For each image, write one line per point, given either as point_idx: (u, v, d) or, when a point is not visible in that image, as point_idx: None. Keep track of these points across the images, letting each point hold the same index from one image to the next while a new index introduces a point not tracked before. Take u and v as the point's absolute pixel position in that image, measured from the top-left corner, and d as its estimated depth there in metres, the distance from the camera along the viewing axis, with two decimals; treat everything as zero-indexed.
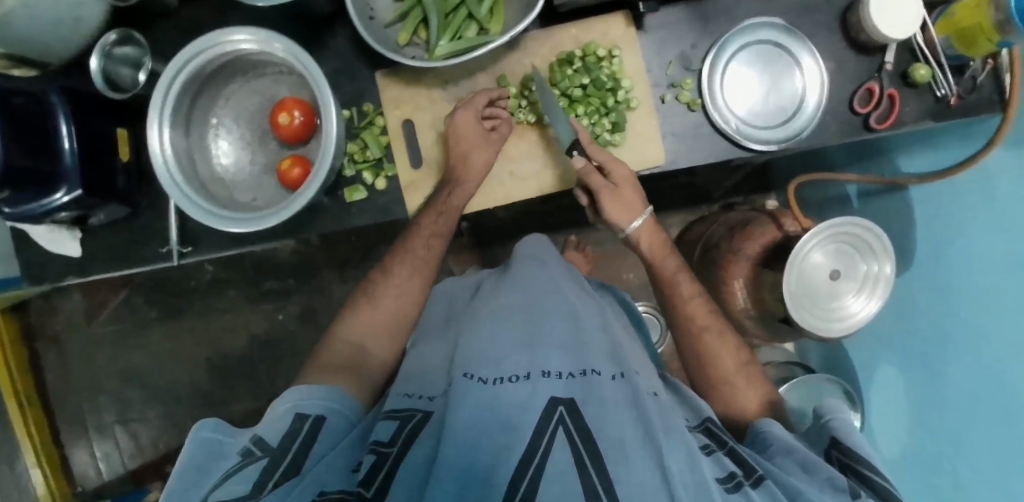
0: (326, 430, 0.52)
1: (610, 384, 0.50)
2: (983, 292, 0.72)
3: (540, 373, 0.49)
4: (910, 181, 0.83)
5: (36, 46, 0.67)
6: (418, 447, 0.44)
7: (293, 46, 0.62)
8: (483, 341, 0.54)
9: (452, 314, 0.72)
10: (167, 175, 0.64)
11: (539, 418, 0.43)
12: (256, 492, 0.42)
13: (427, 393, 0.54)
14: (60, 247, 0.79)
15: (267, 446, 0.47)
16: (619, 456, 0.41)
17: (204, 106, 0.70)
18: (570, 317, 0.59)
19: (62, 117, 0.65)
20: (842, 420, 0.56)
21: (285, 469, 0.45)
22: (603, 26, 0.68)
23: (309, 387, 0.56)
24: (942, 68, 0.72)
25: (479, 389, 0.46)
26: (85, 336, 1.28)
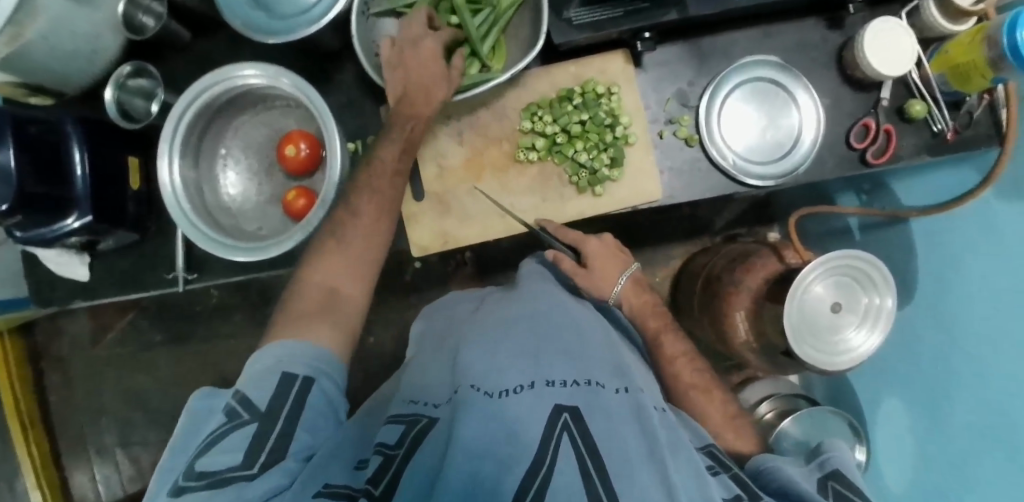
0: (315, 395, 0.49)
1: (614, 398, 0.47)
2: (987, 304, 0.72)
3: (544, 382, 0.47)
4: (910, 213, 0.83)
5: (54, 75, 0.70)
6: (423, 451, 0.42)
7: (299, 81, 0.64)
8: (486, 353, 0.53)
9: (452, 324, 0.70)
10: (175, 205, 0.66)
11: (544, 426, 0.41)
12: (247, 465, 0.41)
13: (433, 399, 0.52)
14: (69, 271, 0.79)
15: (256, 410, 0.46)
16: (625, 472, 0.38)
17: (213, 138, 0.72)
18: (576, 332, 0.58)
19: (76, 146, 0.67)
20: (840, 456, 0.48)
21: (276, 438, 0.44)
22: (603, 63, 0.69)
23: (296, 342, 0.52)
24: (937, 104, 0.72)
25: (485, 401, 0.44)
26: (91, 357, 1.29)
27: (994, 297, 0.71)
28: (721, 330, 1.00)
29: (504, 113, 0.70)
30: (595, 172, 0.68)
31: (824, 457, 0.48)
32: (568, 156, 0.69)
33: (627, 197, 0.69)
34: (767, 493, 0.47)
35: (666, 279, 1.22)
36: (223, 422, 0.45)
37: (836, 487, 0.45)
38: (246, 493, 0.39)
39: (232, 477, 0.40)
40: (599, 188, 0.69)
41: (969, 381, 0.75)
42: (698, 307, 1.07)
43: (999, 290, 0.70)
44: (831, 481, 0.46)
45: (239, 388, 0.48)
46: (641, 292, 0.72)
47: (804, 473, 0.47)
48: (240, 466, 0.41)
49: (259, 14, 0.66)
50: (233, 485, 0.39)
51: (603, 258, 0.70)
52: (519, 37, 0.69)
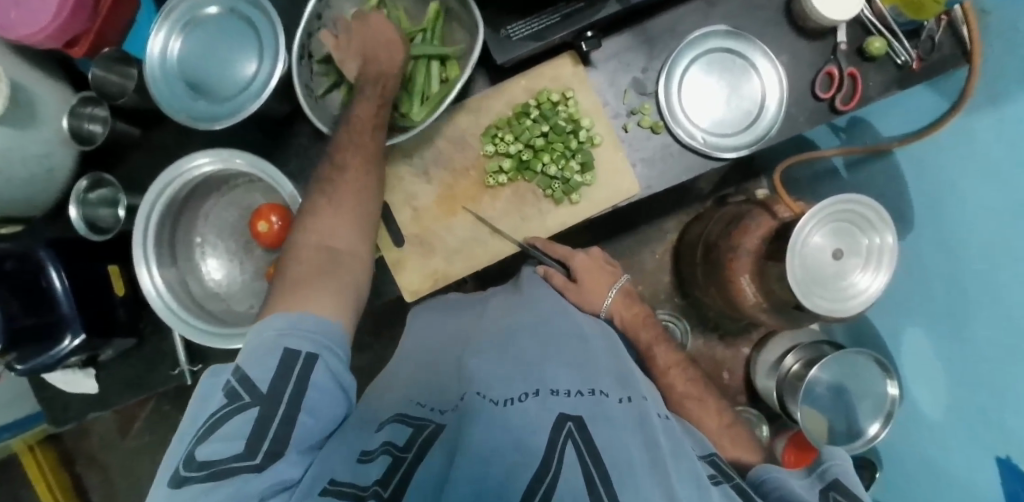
0: (318, 373, 0.48)
1: (619, 407, 0.47)
2: (987, 222, 0.72)
3: (549, 391, 0.47)
4: (891, 145, 0.82)
5: (16, 203, 0.70)
6: (432, 457, 0.42)
7: (254, 158, 0.64)
8: (485, 367, 0.52)
9: (452, 322, 0.69)
10: (163, 306, 0.66)
11: (548, 433, 0.41)
12: (251, 453, 0.41)
13: (441, 405, 0.51)
14: (78, 387, 0.80)
15: (256, 392, 0.45)
16: (629, 481, 0.38)
17: (185, 228, 0.72)
18: (579, 342, 0.58)
19: (53, 269, 0.67)
20: (842, 468, 0.49)
21: (279, 423, 0.44)
22: (553, 71, 0.68)
23: (297, 314, 0.51)
24: (896, 36, 0.71)
25: (489, 410, 0.45)
26: (122, 450, 1.29)
27: (995, 215, 0.70)
28: (730, 297, 0.99)
29: (465, 142, 0.69)
30: (567, 181, 0.68)
31: (824, 467, 0.49)
32: (537, 171, 0.68)
33: (606, 199, 0.68)
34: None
35: (666, 254, 1.21)
36: (223, 403, 0.45)
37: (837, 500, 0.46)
38: (251, 486, 0.39)
39: (237, 466, 0.40)
40: (576, 196, 0.68)
41: (985, 300, 0.75)
42: (702, 277, 1.06)
43: (999, 207, 0.69)
44: (831, 492, 0.46)
45: (240, 364, 0.47)
46: (629, 301, 0.73)
47: (806, 485, 0.47)
48: (245, 455, 0.41)
49: (202, 103, 0.67)
50: (236, 478, 0.39)
51: (593, 273, 0.71)
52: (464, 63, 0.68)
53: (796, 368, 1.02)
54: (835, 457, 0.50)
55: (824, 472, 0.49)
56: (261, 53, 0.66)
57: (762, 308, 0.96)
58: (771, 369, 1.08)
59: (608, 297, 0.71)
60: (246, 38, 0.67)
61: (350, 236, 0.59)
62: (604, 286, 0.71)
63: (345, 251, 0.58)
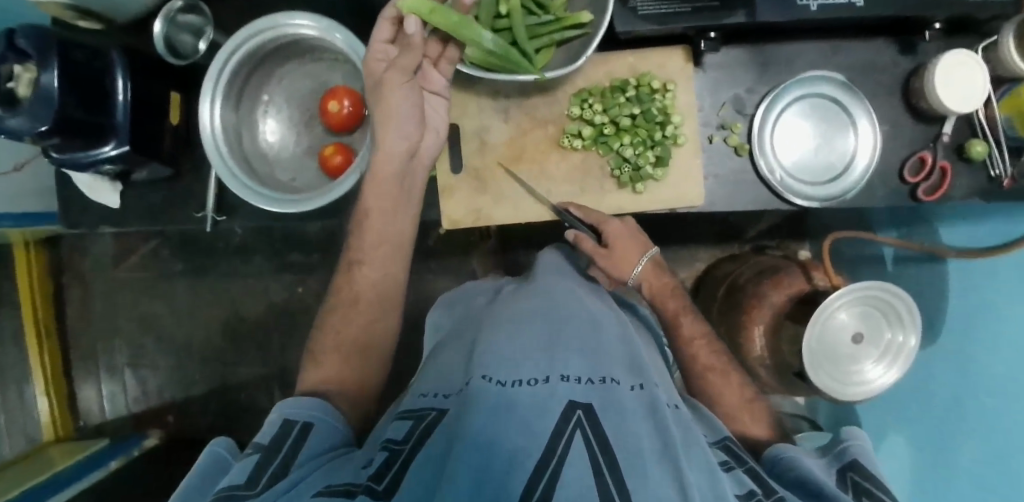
0: (314, 435, 0.49)
1: (630, 394, 0.47)
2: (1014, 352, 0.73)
3: (559, 377, 0.46)
4: (950, 253, 0.82)
5: (105, 0, 0.69)
6: (430, 443, 0.42)
7: (352, 39, 0.63)
8: (502, 343, 0.52)
9: (469, 313, 0.70)
10: (224, 169, 0.65)
11: (557, 421, 0.41)
12: (250, 483, 0.41)
13: (443, 390, 0.52)
14: (99, 196, 0.79)
15: (258, 444, 0.46)
16: (637, 468, 0.37)
17: (257, 82, 0.71)
18: (593, 326, 0.57)
19: (120, 74, 0.67)
20: (861, 446, 0.50)
21: (279, 463, 0.44)
22: (661, 59, 0.68)
23: (296, 401, 0.53)
24: (999, 148, 0.70)
25: (497, 390, 0.44)
26: (110, 277, 1.30)
27: None
28: (737, 342, 0.99)
29: (554, 96, 0.68)
30: (638, 170, 0.66)
31: (845, 447, 0.50)
32: (613, 149, 0.67)
33: (667, 199, 0.68)
34: (783, 482, 0.48)
35: (688, 281, 1.20)
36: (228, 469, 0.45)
37: (854, 479, 0.46)
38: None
39: (235, 494, 0.40)
40: (640, 186, 0.67)
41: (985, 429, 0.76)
42: (717, 314, 1.06)
43: None
44: (848, 472, 0.47)
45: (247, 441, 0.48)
46: (659, 270, 0.68)
47: (823, 466, 0.49)
48: (244, 487, 0.41)
49: None
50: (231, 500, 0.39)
51: (626, 241, 0.66)
52: (571, 43, 0.67)
53: None
54: (856, 437, 0.51)
55: (842, 453, 0.50)
56: None
57: (764, 363, 0.96)
58: None
59: (637, 267, 0.66)
60: None
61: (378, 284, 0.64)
62: (635, 258, 0.66)
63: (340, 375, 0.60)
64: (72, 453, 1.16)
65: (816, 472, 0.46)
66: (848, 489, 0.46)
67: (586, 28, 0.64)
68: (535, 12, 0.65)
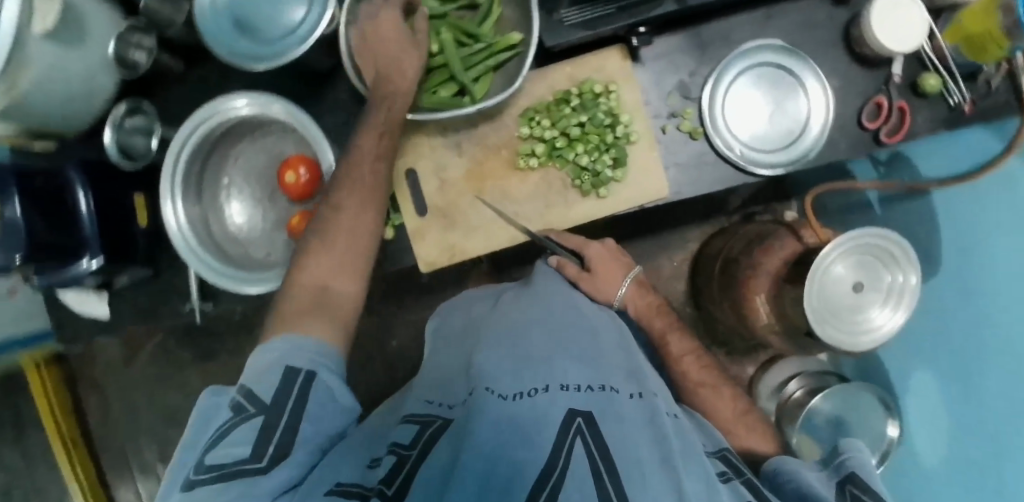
0: (318, 388, 0.48)
1: (630, 402, 0.47)
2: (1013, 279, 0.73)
3: (559, 386, 0.46)
4: (931, 185, 0.81)
5: (55, 122, 0.71)
6: (438, 449, 0.42)
7: (292, 108, 0.64)
8: (496, 356, 0.52)
9: (467, 321, 0.69)
10: (202, 264, 0.66)
11: (557, 431, 0.40)
12: (257, 457, 0.41)
13: (448, 400, 0.52)
14: (90, 310, 0.82)
15: (259, 402, 0.45)
16: (637, 475, 0.37)
17: (215, 166, 0.72)
18: (592, 334, 0.58)
19: (79, 187, 0.69)
20: (861, 460, 0.47)
21: (283, 431, 0.43)
22: (599, 62, 0.68)
23: (296, 337, 0.51)
24: (953, 76, 0.69)
25: (498, 404, 0.44)
26: (124, 378, 1.32)
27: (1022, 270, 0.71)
28: (743, 315, 0.98)
29: (503, 122, 0.69)
30: (598, 175, 0.66)
31: (841, 460, 0.48)
32: (569, 160, 0.67)
33: (633, 198, 0.68)
34: (781, 495, 0.47)
35: (684, 263, 1.20)
36: (227, 417, 0.44)
37: (851, 494, 0.44)
38: (260, 487, 0.39)
39: (243, 469, 0.40)
40: (604, 190, 0.67)
41: (1003, 357, 0.74)
42: (718, 290, 1.05)
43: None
44: (847, 486, 0.45)
45: (243, 384, 0.47)
46: (641, 290, 0.73)
47: (822, 480, 0.47)
48: (252, 461, 0.40)
49: (245, 42, 0.66)
50: (243, 480, 0.39)
51: (609, 264, 0.71)
52: (507, 66, 0.67)
53: (798, 395, 1.01)
54: (856, 451, 0.48)
55: (841, 466, 0.47)
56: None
57: (773, 330, 0.95)
58: (773, 392, 1.07)
59: (621, 288, 0.70)
60: None
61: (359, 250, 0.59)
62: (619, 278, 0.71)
63: (340, 294, 0.58)
64: None
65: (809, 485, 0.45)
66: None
67: (518, 47, 0.65)
68: (467, 44, 0.66)
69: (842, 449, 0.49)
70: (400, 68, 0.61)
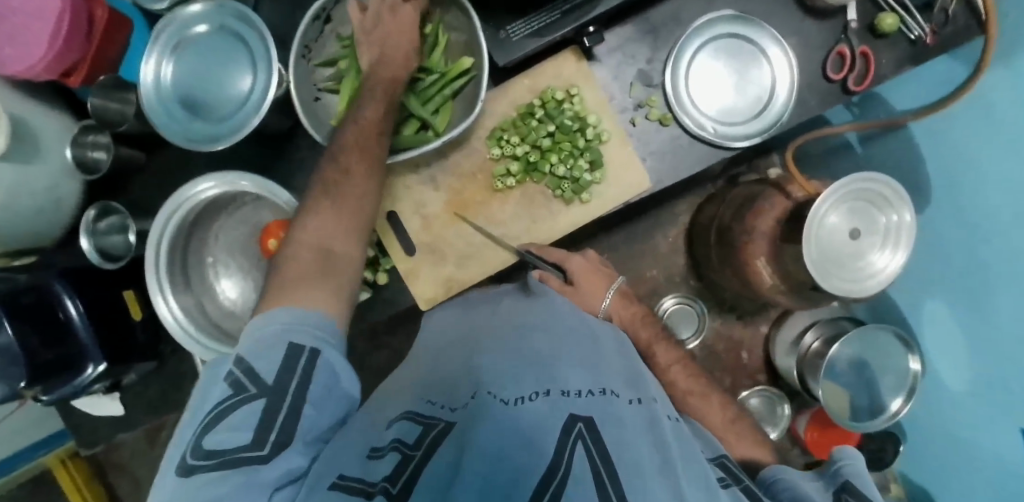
0: (322, 368, 0.46)
1: (629, 407, 0.46)
2: (1001, 198, 0.73)
3: (560, 391, 0.45)
4: (908, 119, 0.81)
5: (28, 236, 0.70)
6: (444, 447, 0.40)
7: (260, 180, 0.63)
8: (499, 365, 0.51)
9: (464, 310, 0.66)
10: (193, 341, 0.66)
11: (559, 433, 0.39)
12: (258, 444, 0.39)
13: (449, 402, 0.48)
14: (101, 409, 0.80)
15: (260, 383, 0.42)
16: (638, 482, 0.36)
17: (197, 248, 0.72)
18: (590, 339, 0.57)
19: (67, 298, 0.67)
20: (856, 466, 0.45)
21: (285, 415, 0.41)
22: (555, 68, 0.67)
23: (296, 309, 0.49)
24: (909, 10, 0.68)
25: (500, 410, 0.43)
26: (151, 458, 1.32)
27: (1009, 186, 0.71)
28: (747, 280, 0.97)
29: (471, 147, 0.68)
30: (577, 181, 0.66)
31: (837, 467, 0.46)
32: (546, 172, 0.66)
33: (617, 196, 0.67)
34: None
35: (680, 237, 1.20)
36: (226, 393, 0.42)
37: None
38: (261, 477, 0.37)
39: (241, 457, 0.37)
40: (586, 195, 0.67)
41: (1007, 272, 0.74)
42: (717, 259, 1.05)
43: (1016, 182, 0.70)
44: (842, 495, 0.43)
45: (243, 356, 0.44)
46: (626, 301, 0.72)
47: (817, 487, 0.45)
48: (252, 448, 0.38)
49: (201, 124, 0.66)
50: (242, 469, 0.37)
51: (593, 274, 0.70)
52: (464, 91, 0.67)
53: (816, 346, 1.00)
54: (851, 457, 0.47)
55: (835, 474, 0.46)
56: (256, 68, 0.65)
57: (780, 290, 0.95)
58: (790, 347, 1.06)
59: (607, 298, 0.68)
60: (240, 54, 0.66)
61: (345, 239, 0.56)
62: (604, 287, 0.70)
63: (342, 254, 0.55)
64: None
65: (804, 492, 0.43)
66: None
67: (471, 71, 0.65)
68: (420, 78, 0.65)
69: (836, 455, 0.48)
70: (358, 117, 0.60)
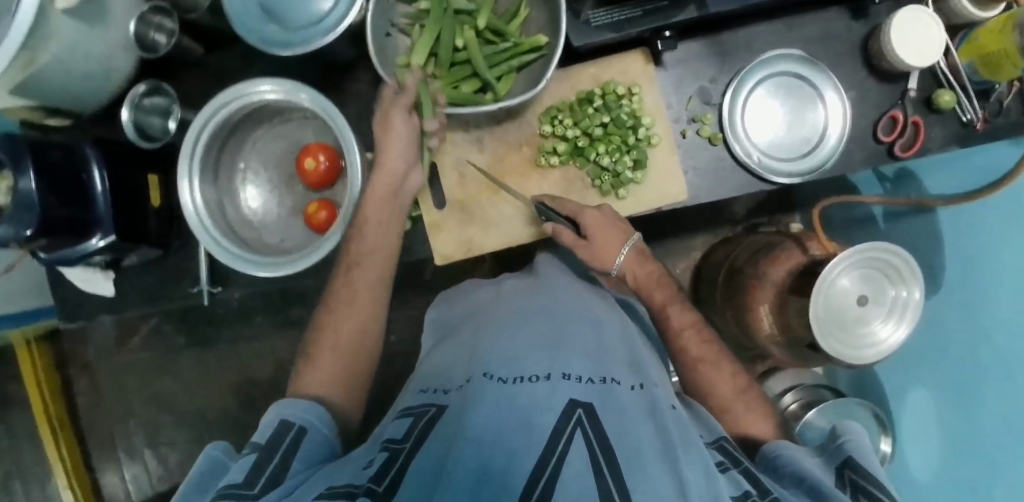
0: (313, 435, 0.51)
1: (631, 394, 0.48)
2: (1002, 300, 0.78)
3: (561, 375, 0.47)
4: (937, 203, 0.83)
5: (71, 96, 0.70)
6: (429, 443, 0.43)
7: (319, 97, 0.63)
8: (501, 345, 0.53)
9: (469, 309, 0.72)
10: (204, 232, 0.65)
11: (557, 418, 0.41)
12: (249, 484, 0.42)
13: (443, 385, 0.54)
14: (94, 287, 0.80)
15: (256, 443, 0.47)
16: (637, 467, 0.38)
17: (232, 150, 0.72)
18: (593, 325, 0.59)
19: (96, 167, 0.68)
20: (857, 443, 0.51)
21: (277, 466, 0.45)
22: (621, 64, 0.68)
23: (293, 402, 0.54)
24: (966, 93, 0.70)
25: (498, 389, 0.45)
26: (116, 362, 1.30)
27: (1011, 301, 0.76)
28: (746, 323, 0.98)
29: (524, 119, 0.69)
30: (618, 175, 0.67)
31: (840, 443, 0.51)
32: (590, 160, 0.67)
33: (651, 200, 0.68)
34: (780, 478, 0.50)
35: (687, 270, 1.21)
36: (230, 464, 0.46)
37: (850, 478, 0.48)
38: None
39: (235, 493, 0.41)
40: (623, 191, 0.68)
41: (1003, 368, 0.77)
42: (721, 299, 1.06)
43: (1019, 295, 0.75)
44: (846, 471, 0.49)
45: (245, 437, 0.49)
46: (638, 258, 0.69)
47: (819, 465, 0.50)
48: (243, 485, 0.42)
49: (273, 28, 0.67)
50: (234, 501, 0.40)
51: (606, 227, 0.64)
52: (530, 67, 0.68)
53: (794, 408, 0.99)
54: (852, 433, 0.52)
55: (838, 450, 0.51)
56: None
57: (775, 341, 0.95)
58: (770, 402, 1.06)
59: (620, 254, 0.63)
60: None
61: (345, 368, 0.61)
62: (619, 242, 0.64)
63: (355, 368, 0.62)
64: None
65: (811, 472, 0.48)
66: (846, 489, 0.47)
67: (544, 49, 0.65)
68: (494, 41, 0.66)
69: (840, 431, 0.53)
70: None
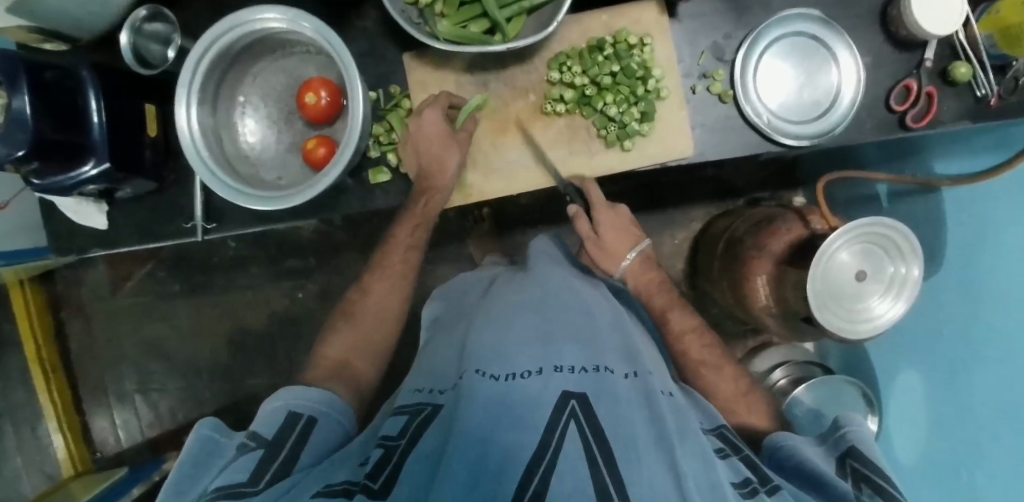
0: (316, 432, 0.53)
1: (624, 383, 0.49)
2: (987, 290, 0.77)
3: (553, 368, 0.48)
4: (943, 183, 0.81)
5: (70, 20, 0.68)
6: (423, 441, 0.44)
7: (322, 27, 0.61)
8: (494, 336, 0.54)
9: (461, 307, 0.74)
10: (194, 151, 0.64)
11: (550, 412, 0.42)
12: (253, 481, 0.43)
13: (438, 386, 0.55)
14: (87, 220, 0.79)
15: (261, 436, 0.49)
16: (632, 456, 0.39)
17: (231, 84, 0.70)
18: (587, 314, 0.60)
19: (92, 93, 0.66)
20: (861, 432, 0.53)
21: (281, 463, 0.46)
22: (635, 13, 0.67)
23: (303, 392, 0.58)
24: (983, 67, 0.68)
25: (491, 385, 0.45)
26: (110, 305, 1.29)
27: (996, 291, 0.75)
28: (742, 294, 0.98)
29: (533, 65, 0.68)
30: (624, 127, 0.66)
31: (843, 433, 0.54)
32: (597, 109, 0.67)
33: (656, 154, 0.68)
34: (785, 470, 0.53)
35: (686, 242, 1.21)
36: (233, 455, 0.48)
37: (851, 466, 0.50)
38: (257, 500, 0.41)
39: (239, 490, 0.42)
40: (628, 143, 0.67)
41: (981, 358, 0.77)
42: (718, 269, 1.06)
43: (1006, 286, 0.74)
44: (848, 460, 0.51)
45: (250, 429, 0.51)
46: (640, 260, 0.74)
47: (822, 455, 0.53)
48: (247, 483, 0.43)
49: None
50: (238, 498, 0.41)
51: (618, 235, 0.71)
52: (541, 10, 0.65)
53: (783, 383, 1.00)
54: (854, 423, 0.55)
55: (841, 439, 0.54)
56: None
57: (770, 313, 0.95)
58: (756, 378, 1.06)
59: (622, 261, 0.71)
60: None
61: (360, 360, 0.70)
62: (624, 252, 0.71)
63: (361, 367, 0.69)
64: (93, 485, 1.15)
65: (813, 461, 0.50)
66: (847, 477, 0.49)
67: None
68: None
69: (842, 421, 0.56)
70: None
